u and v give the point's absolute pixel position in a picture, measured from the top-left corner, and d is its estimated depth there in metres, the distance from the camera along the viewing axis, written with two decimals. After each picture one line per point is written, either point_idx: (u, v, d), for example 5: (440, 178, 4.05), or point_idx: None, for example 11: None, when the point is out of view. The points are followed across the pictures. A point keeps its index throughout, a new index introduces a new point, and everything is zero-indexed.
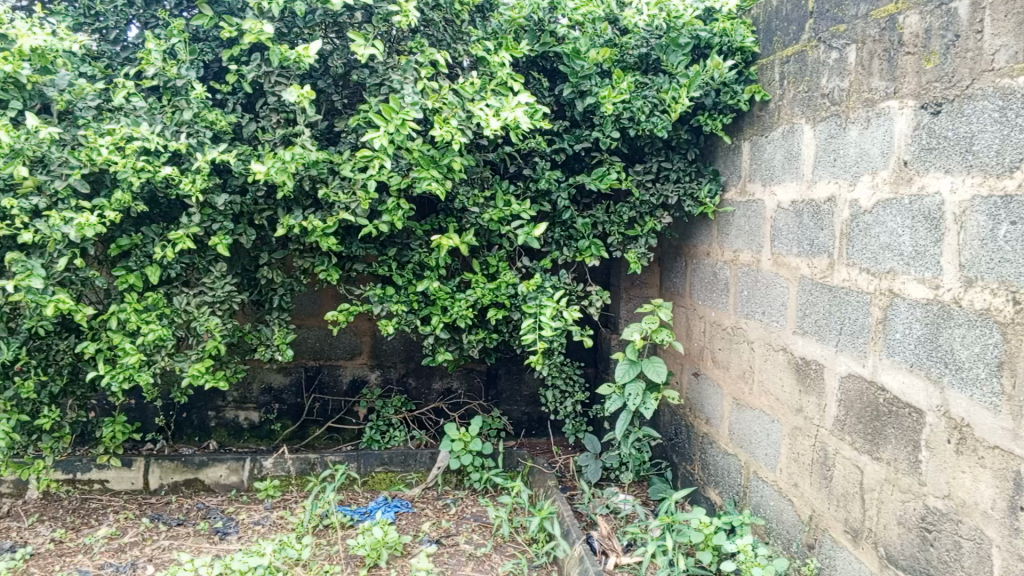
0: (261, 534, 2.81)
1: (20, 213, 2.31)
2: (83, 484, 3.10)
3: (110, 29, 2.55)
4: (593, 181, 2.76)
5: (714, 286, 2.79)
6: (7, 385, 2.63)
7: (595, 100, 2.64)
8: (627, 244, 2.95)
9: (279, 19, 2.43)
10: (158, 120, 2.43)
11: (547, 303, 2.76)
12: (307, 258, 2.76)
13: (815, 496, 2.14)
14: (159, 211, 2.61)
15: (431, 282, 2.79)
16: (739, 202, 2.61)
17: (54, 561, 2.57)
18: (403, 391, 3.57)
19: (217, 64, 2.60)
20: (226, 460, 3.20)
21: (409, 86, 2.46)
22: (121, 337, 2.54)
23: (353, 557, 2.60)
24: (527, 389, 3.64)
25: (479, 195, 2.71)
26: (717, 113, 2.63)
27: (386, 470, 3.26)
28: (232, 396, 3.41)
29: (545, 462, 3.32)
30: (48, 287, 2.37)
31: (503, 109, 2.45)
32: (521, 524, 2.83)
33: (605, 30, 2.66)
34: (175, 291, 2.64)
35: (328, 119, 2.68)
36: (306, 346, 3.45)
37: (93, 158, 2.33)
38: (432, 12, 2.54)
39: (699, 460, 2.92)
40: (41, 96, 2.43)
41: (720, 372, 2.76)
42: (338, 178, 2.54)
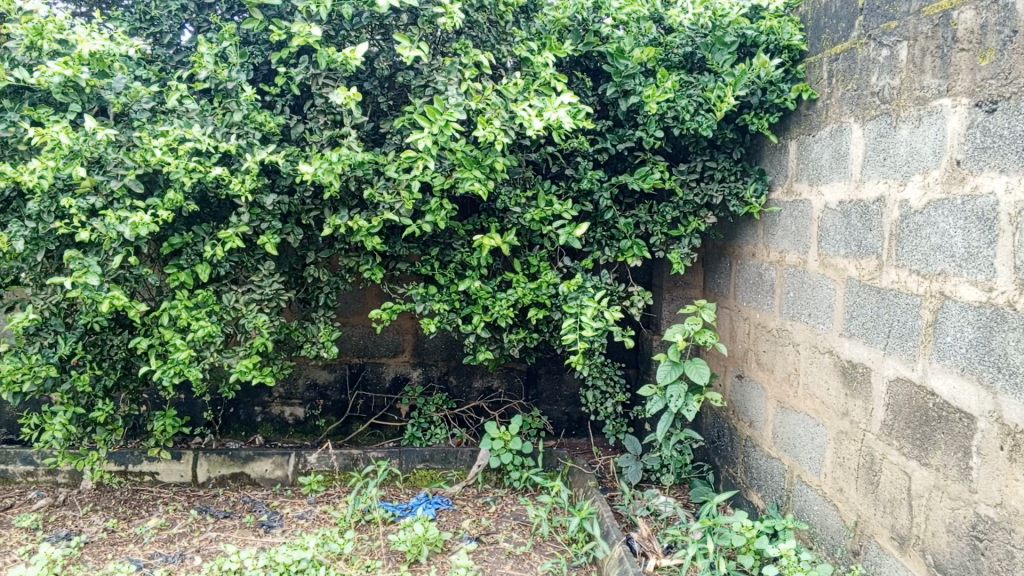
0: (305, 528, 2.85)
1: (77, 212, 2.38)
2: (134, 475, 3.19)
3: (164, 33, 2.63)
4: (636, 181, 2.75)
5: (759, 287, 2.75)
6: (64, 379, 2.71)
7: (639, 99, 2.62)
8: (670, 244, 2.93)
9: (327, 22, 2.46)
10: (209, 122, 2.49)
11: (588, 303, 2.74)
12: (352, 257, 2.80)
13: (861, 502, 2.10)
14: (209, 211, 2.67)
15: (472, 282, 2.80)
16: (786, 202, 2.57)
17: (107, 550, 2.65)
18: (444, 389, 3.59)
19: (266, 67, 2.66)
20: (271, 454, 3.25)
21: (453, 87, 2.48)
22: (172, 333, 2.59)
23: (394, 553, 2.62)
24: (567, 389, 3.64)
25: (521, 195, 2.72)
26: (764, 112, 2.60)
27: (427, 467, 3.29)
28: (279, 392, 3.48)
29: (586, 463, 3.32)
30: (104, 284, 2.44)
31: (547, 109, 2.45)
32: (561, 524, 2.83)
33: (649, 29, 2.63)
34: (225, 289, 2.70)
35: (374, 120, 2.72)
36: (350, 344, 3.50)
37: (147, 159, 2.40)
38: (477, 14, 2.56)
39: (742, 463, 2.89)
40: (98, 99, 2.50)
41: (764, 374, 2.72)
42: (383, 178, 2.57)
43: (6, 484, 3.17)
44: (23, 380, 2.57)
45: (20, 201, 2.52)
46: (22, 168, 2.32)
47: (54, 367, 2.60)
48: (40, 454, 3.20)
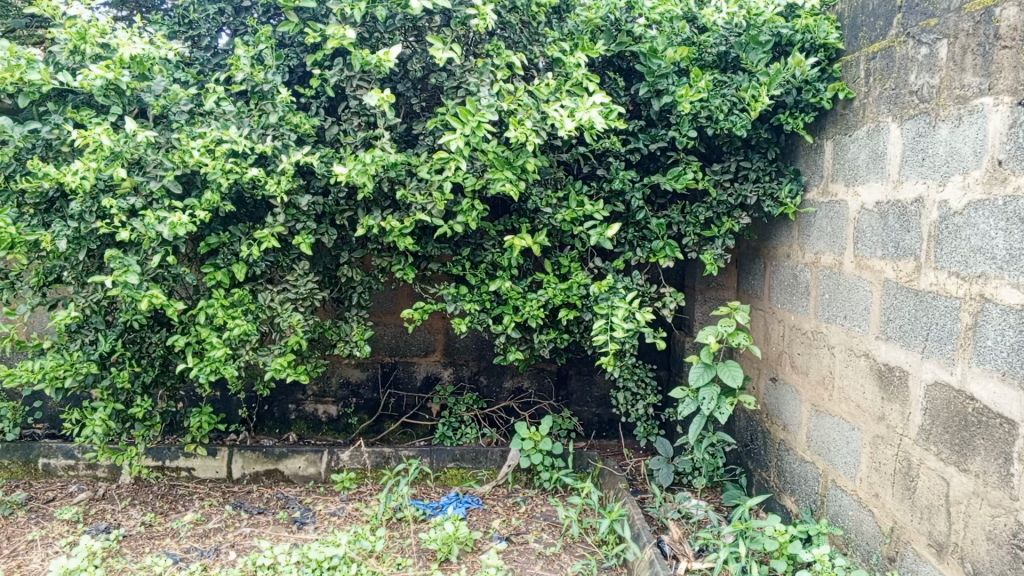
0: (337, 525, 2.88)
1: (118, 212, 2.44)
2: (171, 471, 3.26)
3: (202, 36, 2.67)
4: (668, 181, 2.73)
5: (794, 289, 2.71)
6: (104, 375, 2.77)
7: (673, 99, 2.60)
8: (703, 245, 2.90)
9: (361, 24, 2.49)
10: (246, 124, 2.53)
11: (620, 303, 2.72)
12: (385, 257, 2.82)
13: (897, 508, 2.07)
14: (245, 210, 2.71)
15: (503, 282, 2.81)
16: (821, 202, 2.54)
17: (144, 543, 2.71)
18: (475, 389, 3.60)
19: (301, 69, 2.69)
20: (305, 452, 3.29)
21: (485, 88, 2.49)
22: (209, 331, 2.63)
23: (425, 551, 2.64)
24: (598, 391, 3.63)
25: (553, 196, 2.72)
26: (799, 112, 2.56)
27: (458, 466, 3.30)
28: (312, 390, 3.52)
29: (617, 465, 3.30)
30: (143, 283, 2.48)
31: (578, 109, 2.44)
32: (591, 526, 2.82)
33: (682, 29, 2.62)
34: (260, 288, 2.73)
35: (407, 122, 2.74)
36: (383, 343, 3.53)
37: (185, 160, 2.44)
38: (509, 15, 2.57)
39: (775, 468, 2.86)
40: (138, 101, 2.55)
41: (799, 377, 2.69)
42: (416, 179, 2.59)
43: (49, 477, 3.26)
44: (65, 376, 2.63)
45: (64, 202, 2.60)
46: (66, 169, 2.37)
47: (94, 363, 2.67)
48: (81, 448, 3.28)
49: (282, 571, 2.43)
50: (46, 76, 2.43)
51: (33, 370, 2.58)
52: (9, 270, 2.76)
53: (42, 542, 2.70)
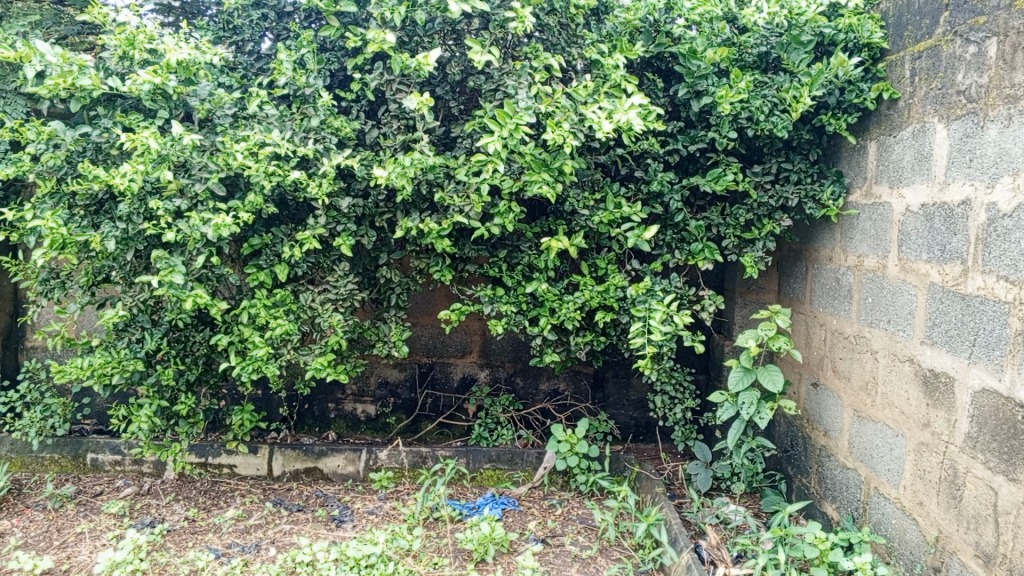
0: (375, 523, 2.91)
1: (165, 214, 2.49)
2: (214, 467, 3.33)
3: (246, 41, 2.73)
4: (708, 183, 2.71)
5: (836, 292, 2.67)
6: (150, 373, 2.84)
7: (712, 99, 2.58)
8: (744, 247, 2.87)
9: (401, 28, 2.51)
10: (288, 128, 2.58)
11: (657, 306, 2.71)
12: (423, 258, 2.84)
13: (942, 517, 2.02)
14: (287, 213, 2.76)
15: (540, 284, 2.81)
16: (865, 204, 2.50)
17: (188, 538, 2.77)
18: (511, 391, 3.60)
19: (342, 73, 2.72)
20: (343, 450, 3.34)
21: (523, 91, 2.50)
22: (252, 330, 2.68)
23: (461, 551, 2.65)
24: (635, 394, 3.61)
25: (590, 198, 2.72)
26: (842, 112, 2.53)
27: (494, 467, 3.31)
28: (352, 389, 3.57)
29: (653, 468, 3.28)
30: (188, 283, 2.54)
31: (616, 111, 2.42)
32: (628, 530, 2.80)
33: (722, 30, 2.59)
34: (302, 289, 2.78)
35: (445, 125, 2.76)
36: (420, 344, 3.56)
37: (229, 163, 2.49)
38: (547, 17, 2.60)
39: (816, 474, 2.81)
40: (184, 105, 2.61)
41: (841, 382, 2.65)
42: (454, 182, 2.61)
43: (97, 472, 3.35)
44: (113, 373, 2.71)
45: (113, 204, 2.67)
46: (115, 172, 2.44)
47: (140, 360, 2.74)
48: (127, 444, 3.37)
49: (321, 568, 2.48)
50: (96, 81, 2.49)
51: (82, 367, 2.68)
52: (60, 270, 2.86)
53: (90, 535, 2.77)
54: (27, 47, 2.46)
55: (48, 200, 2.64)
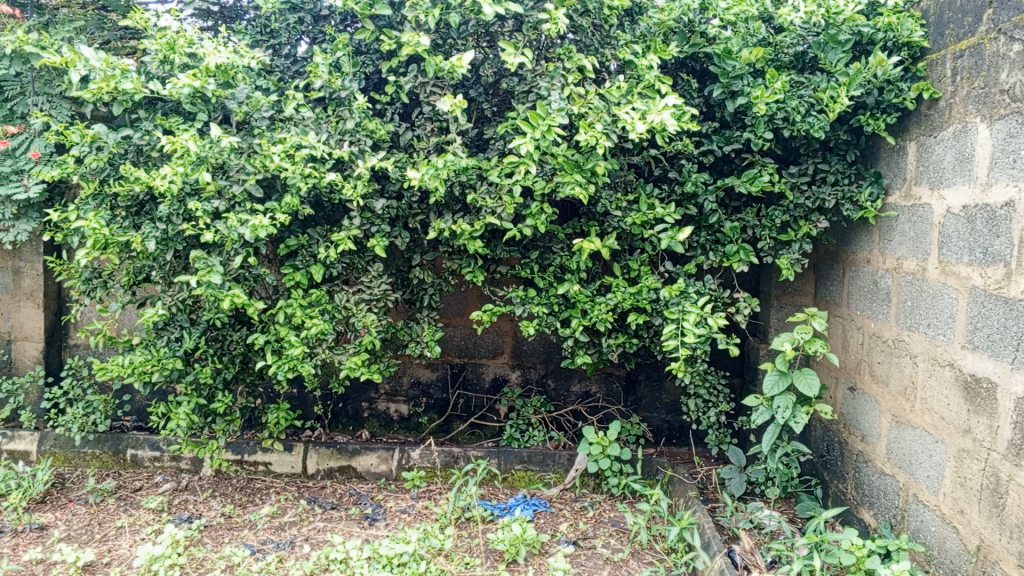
0: (407, 522, 2.93)
1: (203, 215, 2.54)
2: (250, 465, 3.37)
3: (283, 45, 2.76)
4: (744, 184, 2.68)
5: (875, 295, 2.62)
6: (188, 371, 2.89)
7: (748, 100, 2.55)
8: (780, 249, 2.83)
9: (435, 31, 2.53)
10: (324, 130, 2.61)
11: (691, 308, 2.68)
12: (455, 259, 2.86)
13: (984, 525, 1.98)
14: (322, 214, 2.79)
15: (572, 285, 2.80)
16: (904, 206, 2.45)
17: (224, 534, 2.81)
18: (542, 392, 3.60)
19: (377, 76, 2.76)
20: (377, 449, 3.37)
21: (556, 92, 2.50)
22: (288, 330, 2.71)
23: (492, 551, 2.66)
24: (668, 397, 3.59)
25: (622, 199, 2.70)
26: (880, 113, 2.49)
27: (525, 469, 3.31)
28: (385, 388, 3.60)
29: (686, 472, 3.25)
30: (226, 283, 2.57)
31: (650, 112, 2.40)
32: (661, 534, 2.78)
33: (758, 29, 2.57)
34: (337, 289, 2.81)
35: (478, 126, 2.78)
36: (452, 344, 3.58)
37: (267, 165, 2.53)
38: (581, 19, 2.60)
39: (852, 480, 2.77)
40: (222, 108, 2.66)
41: (878, 386, 2.60)
42: (486, 184, 2.62)
43: (136, 468, 3.41)
44: (153, 371, 2.78)
45: (153, 205, 2.72)
46: (156, 173, 2.49)
47: (179, 359, 2.80)
48: (166, 441, 3.43)
49: (354, 566, 2.50)
50: (138, 85, 2.54)
51: (123, 365, 2.75)
52: (102, 270, 2.94)
53: (130, 529, 2.83)
54: (72, 53, 2.54)
55: (91, 201, 2.71)
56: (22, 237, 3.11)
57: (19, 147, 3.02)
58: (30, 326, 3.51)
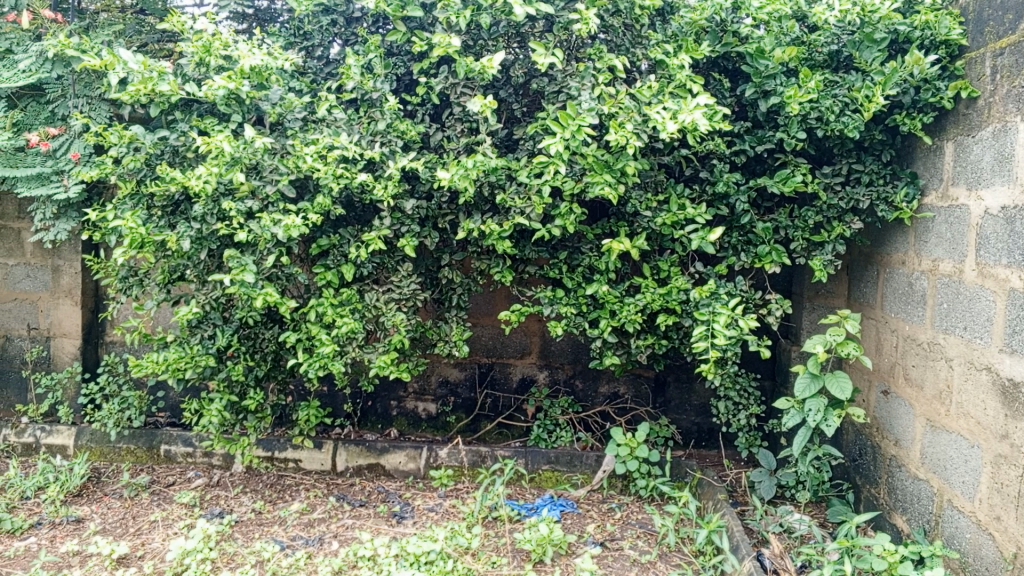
0: (434, 520, 2.94)
1: (237, 214, 2.57)
2: (280, 461, 3.41)
3: (316, 47, 2.80)
4: (776, 184, 2.65)
5: (909, 297, 2.58)
6: (221, 368, 2.93)
7: (781, 99, 2.52)
8: (812, 250, 2.79)
9: (466, 32, 2.55)
10: (356, 131, 2.63)
11: (721, 309, 2.66)
12: (484, 259, 2.87)
13: (1021, 532, 1.94)
14: (353, 215, 2.82)
15: (600, 286, 2.79)
16: (940, 207, 2.41)
17: (255, 529, 2.85)
18: (570, 393, 3.59)
19: (408, 77, 2.78)
20: (405, 447, 3.39)
21: (586, 92, 2.49)
22: (319, 328, 2.74)
23: (519, 551, 2.66)
24: (697, 399, 3.56)
25: (653, 200, 2.69)
26: (916, 112, 2.46)
27: (553, 469, 3.30)
28: (413, 387, 3.63)
29: (716, 475, 3.23)
30: (259, 282, 2.61)
31: (681, 111, 2.39)
32: (689, 536, 2.76)
33: (792, 28, 2.55)
34: (367, 288, 2.83)
35: (508, 127, 2.78)
36: (480, 344, 3.59)
37: (299, 165, 2.55)
38: (612, 19, 2.60)
39: (885, 485, 2.72)
40: (256, 110, 2.69)
41: (913, 390, 2.56)
42: (516, 184, 2.62)
43: (170, 463, 3.46)
44: (186, 368, 2.83)
45: (188, 205, 2.77)
46: (191, 174, 2.53)
47: (212, 356, 2.84)
48: (199, 437, 3.48)
49: (382, 563, 2.52)
50: (175, 86, 2.59)
51: (158, 362, 2.79)
52: (138, 269, 2.99)
53: (163, 523, 2.88)
54: (111, 56, 2.59)
55: (128, 201, 2.77)
56: (62, 236, 3.19)
57: (60, 148, 3.09)
58: (68, 323, 3.61)
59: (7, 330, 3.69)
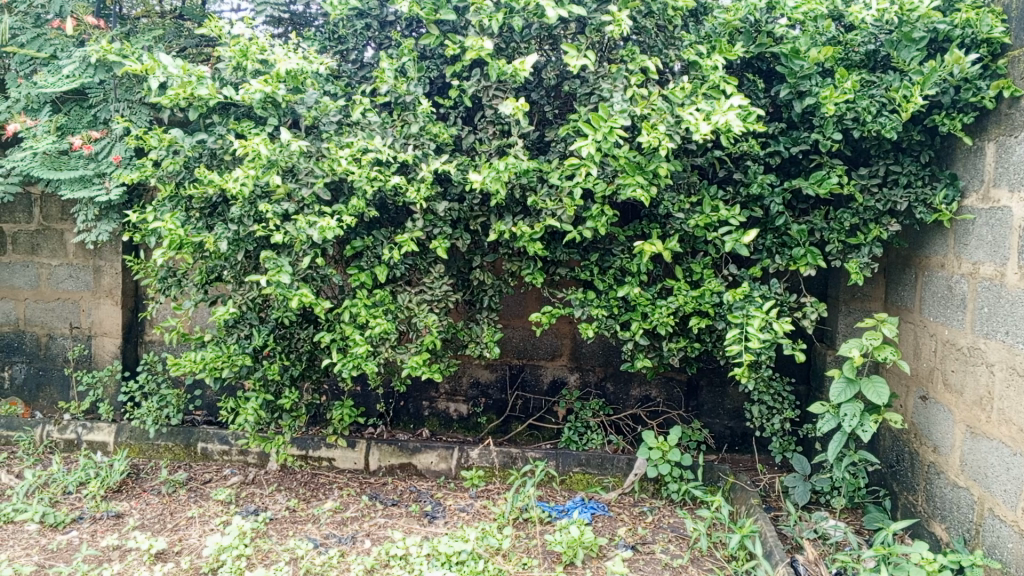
0: (465, 521, 2.96)
1: (273, 217, 2.61)
2: (314, 460, 3.45)
3: (350, 50, 2.82)
4: (811, 186, 2.62)
5: (949, 301, 2.53)
6: (257, 367, 2.98)
7: (816, 100, 2.50)
8: (849, 253, 2.75)
9: (498, 35, 2.56)
10: (389, 134, 2.66)
11: (755, 312, 2.63)
12: (516, 261, 2.87)
13: None
14: (386, 216, 2.84)
15: (632, 288, 2.78)
16: (981, 209, 2.37)
17: (289, 527, 2.89)
18: (601, 395, 3.58)
19: (441, 80, 2.80)
20: (436, 447, 3.41)
21: (618, 94, 2.50)
22: (353, 329, 2.77)
23: (550, 553, 2.66)
24: (731, 403, 3.53)
25: (685, 201, 2.67)
26: (956, 112, 2.42)
27: (583, 471, 3.29)
28: (445, 388, 3.65)
29: (749, 479, 3.19)
30: (294, 283, 2.64)
31: (715, 113, 2.37)
32: (721, 541, 2.74)
33: (828, 28, 2.51)
34: (400, 290, 2.85)
35: (540, 129, 2.79)
36: (511, 345, 3.60)
37: (334, 168, 2.58)
38: (644, 20, 2.59)
39: (923, 492, 2.68)
40: (291, 113, 2.73)
41: (952, 396, 2.51)
42: (547, 186, 2.62)
43: (206, 460, 3.51)
44: (223, 367, 2.88)
45: (225, 207, 2.82)
46: (229, 176, 2.58)
47: (248, 356, 2.89)
48: (235, 435, 3.53)
49: (414, 562, 2.55)
50: (212, 91, 2.63)
51: (195, 360, 2.85)
52: (177, 269, 3.05)
53: (200, 519, 2.94)
54: (151, 61, 2.63)
55: (167, 203, 2.83)
56: (104, 237, 3.26)
57: (102, 151, 3.16)
58: (109, 323, 3.70)
59: (52, 329, 3.81)
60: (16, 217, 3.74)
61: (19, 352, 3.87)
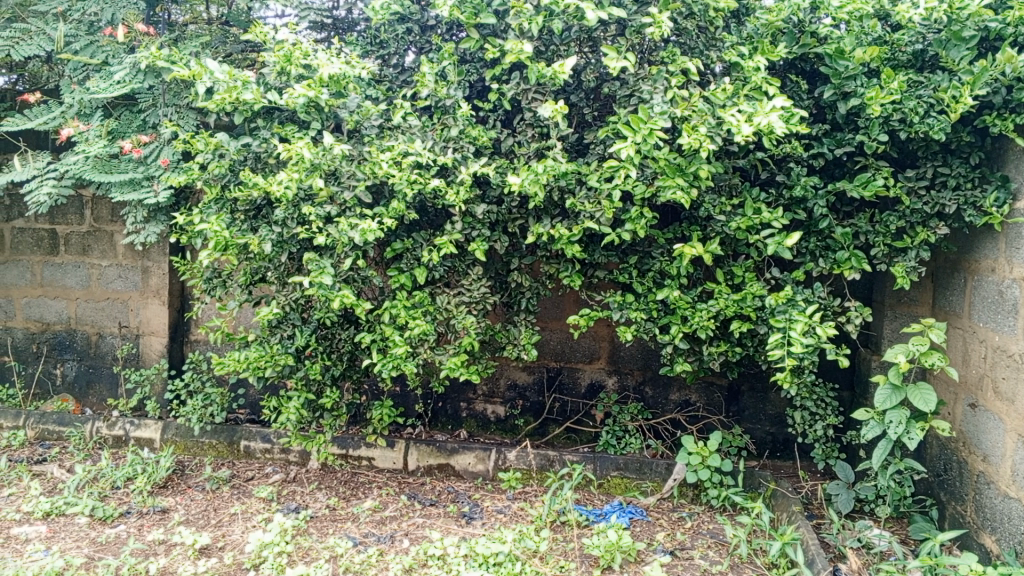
0: (503, 522, 2.97)
1: (316, 219, 2.65)
2: (354, 459, 3.49)
3: (391, 55, 2.86)
4: (856, 188, 2.57)
5: (1000, 307, 2.47)
6: (299, 367, 3.02)
7: (861, 101, 2.45)
8: (895, 256, 2.69)
9: (538, 38, 2.56)
10: (430, 138, 2.68)
11: (798, 317, 2.59)
12: (553, 263, 2.87)
13: None
14: (426, 219, 2.87)
15: (671, 291, 2.76)
16: None
17: (329, 525, 2.92)
18: (639, 399, 3.56)
19: (481, 84, 2.82)
20: (474, 449, 3.42)
21: (658, 96, 2.49)
22: (393, 330, 2.79)
23: (588, 557, 2.65)
24: (773, 408, 3.48)
25: (727, 203, 2.65)
26: (1009, 112, 2.35)
27: (621, 476, 3.26)
28: (483, 390, 3.66)
29: (790, 486, 3.14)
30: (336, 284, 2.68)
31: (757, 114, 2.33)
32: (762, 548, 2.70)
33: (873, 27, 2.45)
34: (439, 291, 2.87)
35: (579, 131, 2.79)
36: (549, 348, 3.61)
37: (375, 171, 2.60)
38: (685, 21, 2.57)
39: (972, 502, 2.61)
40: (334, 117, 2.76)
41: (1003, 404, 2.45)
42: (586, 189, 2.62)
43: (249, 458, 3.57)
44: (266, 367, 2.93)
45: (269, 210, 2.86)
46: (273, 180, 2.62)
47: (290, 356, 2.93)
48: (276, 433, 3.58)
49: (451, 562, 2.57)
50: (257, 95, 2.68)
51: (239, 360, 2.92)
52: (222, 270, 3.11)
53: (243, 516, 2.99)
54: (199, 67, 2.71)
55: (213, 206, 2.90)
56: (151, 239, 3.33)
57: (151, 154, 3.24)
58: (156, 322, 3.80)
59: (102, 328, 3.92)
60: (69, 219, 3.86)
61: (70, 350, 3.98)
